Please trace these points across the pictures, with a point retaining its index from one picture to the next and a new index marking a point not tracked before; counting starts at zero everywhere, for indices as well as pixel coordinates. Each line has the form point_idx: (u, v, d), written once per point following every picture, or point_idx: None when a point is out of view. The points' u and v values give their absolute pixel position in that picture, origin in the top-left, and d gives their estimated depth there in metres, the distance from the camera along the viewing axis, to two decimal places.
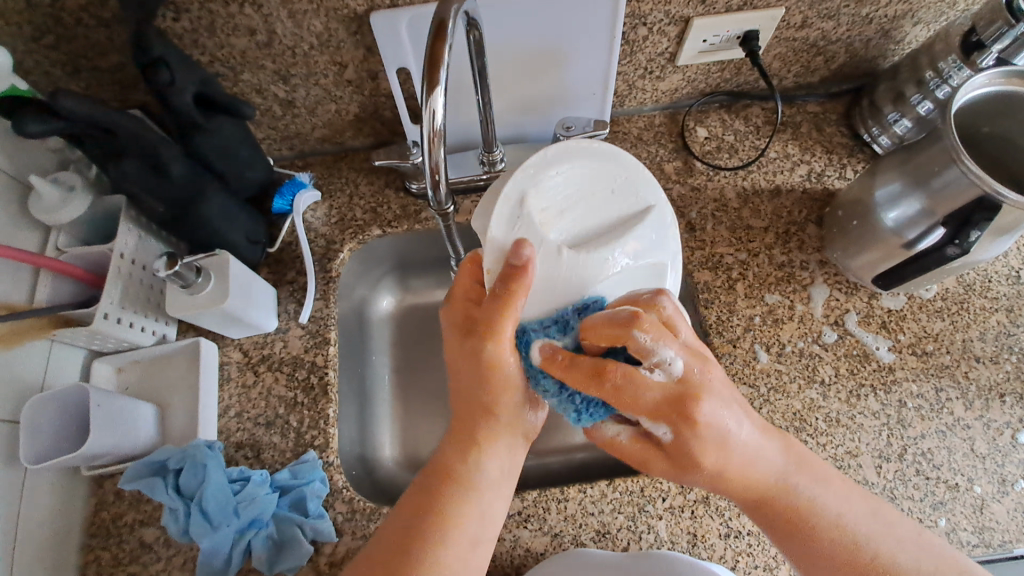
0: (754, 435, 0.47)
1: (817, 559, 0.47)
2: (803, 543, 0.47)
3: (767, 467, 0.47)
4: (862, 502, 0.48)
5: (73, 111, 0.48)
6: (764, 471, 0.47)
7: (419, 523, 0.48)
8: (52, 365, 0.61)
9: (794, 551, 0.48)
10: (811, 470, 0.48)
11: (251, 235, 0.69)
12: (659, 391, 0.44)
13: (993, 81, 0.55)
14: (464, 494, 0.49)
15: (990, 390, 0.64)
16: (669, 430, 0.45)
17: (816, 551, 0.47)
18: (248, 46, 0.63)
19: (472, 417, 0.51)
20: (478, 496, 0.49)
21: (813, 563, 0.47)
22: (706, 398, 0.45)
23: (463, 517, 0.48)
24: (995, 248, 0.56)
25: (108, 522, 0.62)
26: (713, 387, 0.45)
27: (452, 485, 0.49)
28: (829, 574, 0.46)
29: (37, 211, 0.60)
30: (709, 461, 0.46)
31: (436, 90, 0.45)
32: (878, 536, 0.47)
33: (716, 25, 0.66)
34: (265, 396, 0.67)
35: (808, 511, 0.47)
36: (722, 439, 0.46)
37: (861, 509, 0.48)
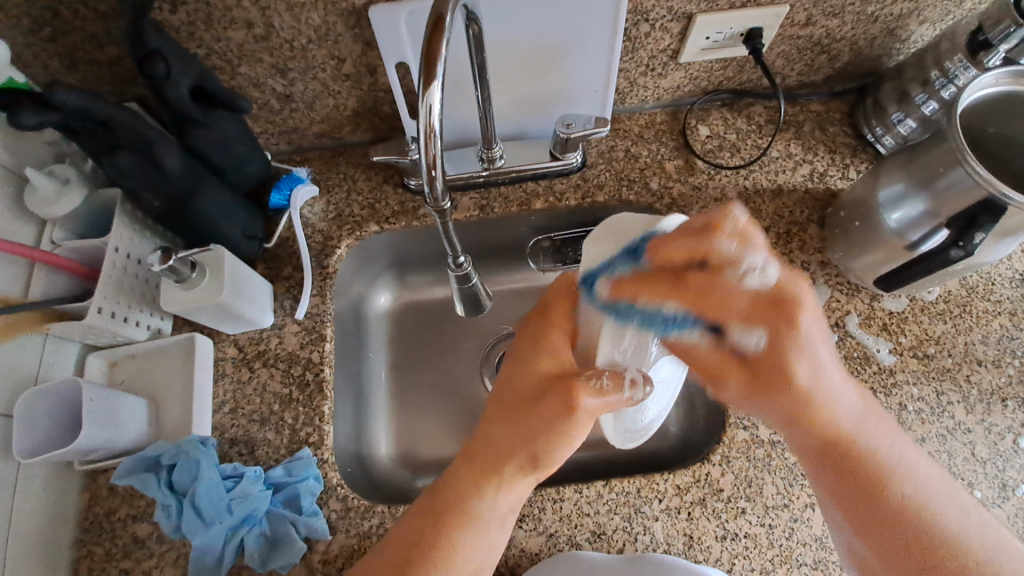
0: (837, 380, 0.51)
1: (880, 520, 0.47)
2: (873, 505, 0.47)
3: (842, 414, 0.50)
4: (934, 475, 0.49)
5: (66, 103, 0.48)
6: (843, 416, 0.50)
7: (434, 537, 0.48)
8: (45, 358, 0.61)
9: (862, 519, 0.48)
10: (880, 419, 0.51)
11: (247, 230, 0.69)
12: (765, 334, 0.50)
13: (998, 81, 0.54)
14: (477, 525, 0.50)
15: (992, 394, 0.63)
16: (766, 333, 0.50)
17: (878, 518, 0.47)
18: (246, 40, 0.62)
19: (514, 450, 0.52)
20: (486, 531, 0.50)
21: (877, 529, 0.47)
22: (803, 349, 0.49)
23: (470, 542, 0.49)
24: (999, 250, 0.55)
25: (101, 517, 0.62)
26: (810, 330, 0.49)
27: (470, 507, 0.50)
28: (888, 533, 0.47)
29: (32, 205, 0.60)
30: (802, 396, 0.50)
31: (432, 84, 0.44)
32: (943, 505, 0.47)
33: (719, 21, 0.65)
34: (260, 392, 0.66)
35: (880, 474, 0.48)
36: (802, 371, 0.50)
37: (932, 486, 0.48)
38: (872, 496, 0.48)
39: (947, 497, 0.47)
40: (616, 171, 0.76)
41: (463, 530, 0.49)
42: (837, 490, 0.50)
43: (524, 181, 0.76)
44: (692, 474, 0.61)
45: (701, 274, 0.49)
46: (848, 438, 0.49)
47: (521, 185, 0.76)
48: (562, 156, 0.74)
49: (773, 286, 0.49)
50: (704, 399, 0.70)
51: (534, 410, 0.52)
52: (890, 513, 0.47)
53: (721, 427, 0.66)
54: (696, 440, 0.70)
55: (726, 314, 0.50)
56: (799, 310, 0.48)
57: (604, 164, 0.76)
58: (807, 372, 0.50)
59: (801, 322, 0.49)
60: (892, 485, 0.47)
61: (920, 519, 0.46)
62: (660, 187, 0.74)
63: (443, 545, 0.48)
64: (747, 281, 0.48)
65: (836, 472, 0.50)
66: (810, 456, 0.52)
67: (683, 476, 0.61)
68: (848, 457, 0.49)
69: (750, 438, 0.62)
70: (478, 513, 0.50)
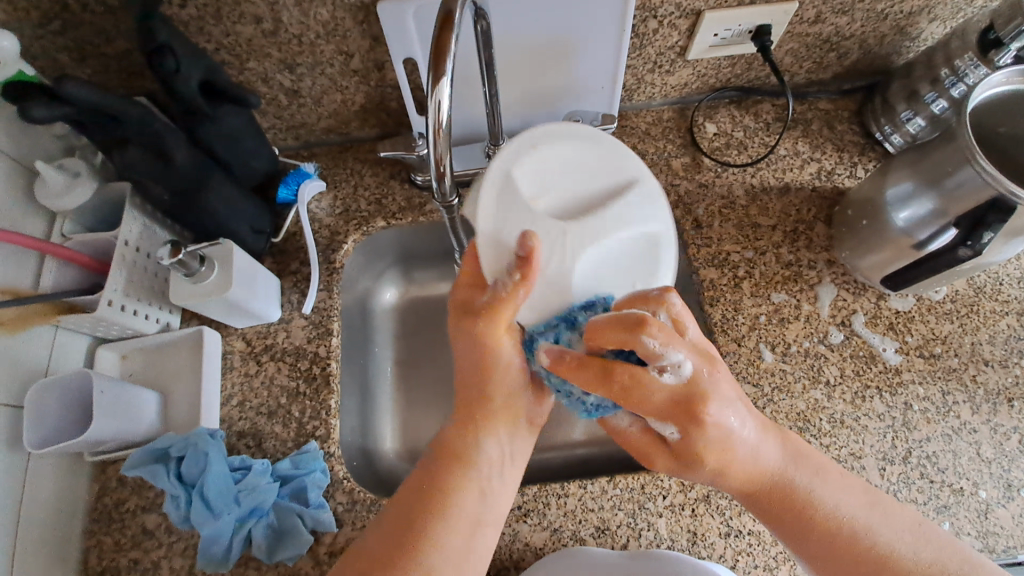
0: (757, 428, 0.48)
1: (829, 555, 0.46)
2: (798, 526, 0.47)
3: (765, 465, 0.48)
4: (860, 491, 0.48)
5: (78, 97, 0.48)
6: (767, 463, 0.48)
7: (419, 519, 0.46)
8: (56, 351, 0.62)
9: (801, 546, 0.47)
10: (789, 444, 0.49)
11: (255, 224, 0.69)
12: (675, 427, 0.46)
13: (1009, 80, 0.54)
14: (465, 477, 0.49)
15: (998, 394, 0.63)
16: (675, 429, 0.46)
17: (823, 551, 0.46)
18: (254, 35, 0.62)
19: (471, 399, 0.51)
20: (478, 484, 0.49)
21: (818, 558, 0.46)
22: (715, 429, 0.45)
23: (462, 498, 0.48)
24: (1008, 250, 0.55)
25: (111, 507, 0.63)
26: (722, 391, 0.46)
27: (449, 460, 0.49)
28: (831, 553, 0.45)
29: (42, 197, 0.60)
30: (720, 455, 0.46)
31: (441, 80, 0.44)
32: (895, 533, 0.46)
33: (728, 19, 0.65)
34: (267, 385, 0.67)
35: (803, 504, 0.47)
36: (734, 443, 0.46)
37: (853, 500, 0.47)
38: (805, 532, 0.47)
39: (876, 508, 0.47)
40: None
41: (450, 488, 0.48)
42: (775, 526, 0.49)
43: None
44: None
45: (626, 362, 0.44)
46: (771, 480, 0.48)
47: None
48: None
49: (688, 382, 0.45)
50: None
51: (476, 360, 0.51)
52: (824, 542, 0.46)
53: None
54: None
55: (646, 409, 0.45)
56: (708, 408, 0.45)
57: None
58: (716, 448, 0.46)
59: (706, 413, 0.45)
60: (816, 517, 0.46)
61: (855, 541, 0.45)
62: (667, 184, 0.74)
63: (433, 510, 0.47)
64: (666, 377, 0.45)
65: (764, 508, 0.49)
66: (750, 503, 0.50)
67: None
68: (768, 499, 0.48)
69: None
70: (463, 465, 0.49)
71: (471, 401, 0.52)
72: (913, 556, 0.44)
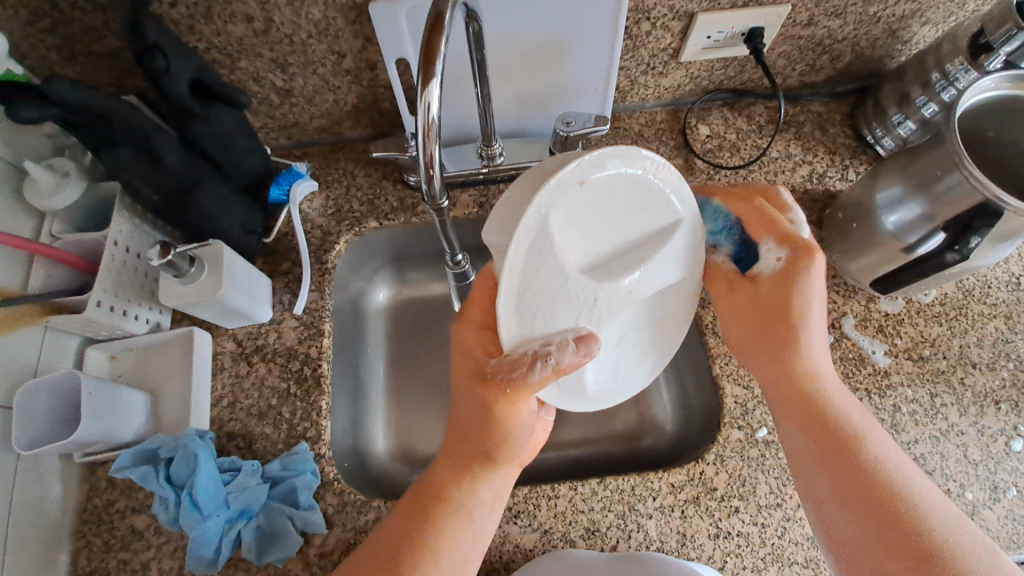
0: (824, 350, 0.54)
1: (848, 497, 0.47)
2: (839, 456, 0.48)
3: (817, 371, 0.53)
4: (885, 436, 0.49)
5: (66, 96, 0.48)
6: (829, 384, 0.52)
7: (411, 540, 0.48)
8: (45, 351, 0.61)
9: (832, 488, 0.48)
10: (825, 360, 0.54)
11: (247, 225, 0.69)
12: (779, 250, 0.53)
13: (998, 85, 0.54)
14: (453, 521, 0.50)
15: (985, 396, 0.63)
16: (785, 257, 0.53)
17: (854, 482, 0.47)
18: (246, 34, 0.62)
19: (471, 446, 0.53)
20: (465, 529, 0.50)
21: (835, 491, 0.47)
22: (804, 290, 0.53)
23: (449, 540, 0.49)
24: (996, 254, 0.56)
25: (99, 508, 0.62)
26: (817, 274, 0.52)
27: (443, 504, 0.50)
28: (860, 505, 0.46)
29: (31, 196, 0.59)
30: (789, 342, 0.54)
31: (431, 83, 0.44)
32: (912, 474, 0.46)
33: (721, 21, 0.65)
34: (258, 386, 0.67)
35: (836, 423, 0.50)
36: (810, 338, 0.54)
37: (881, 438, 0.49)
38: (837, 445, 0.49)
39: (904, 457, 0.48)
40: None
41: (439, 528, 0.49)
42: (807, 462, 0.50)
43: None
44: (686, 472, 0.61)
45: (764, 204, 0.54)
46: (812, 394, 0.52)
47: None
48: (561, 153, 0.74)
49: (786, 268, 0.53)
50: (700, 399, 0.70)
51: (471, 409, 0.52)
52: (853, 473, 0.47)
53: (716, 426, 0.66)
54: (691, 437, 0.70)
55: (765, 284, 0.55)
56: (811, 262, 0.52)
57: None
58: (816, 308, 0.53)
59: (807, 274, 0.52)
60: (853, 434, 0.49)
61: (874, 469, 0.47)
62: None
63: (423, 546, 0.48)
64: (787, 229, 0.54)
65: (805, 415, 0.51)
66: (783, 404, 0.53)
67: (677, 475, 0.61)
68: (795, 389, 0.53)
69: (744, 437, 0.63)
70: (455, 510, 0.51)
71: (469, 446, 0.53)
72: (925, 496, 0.45)
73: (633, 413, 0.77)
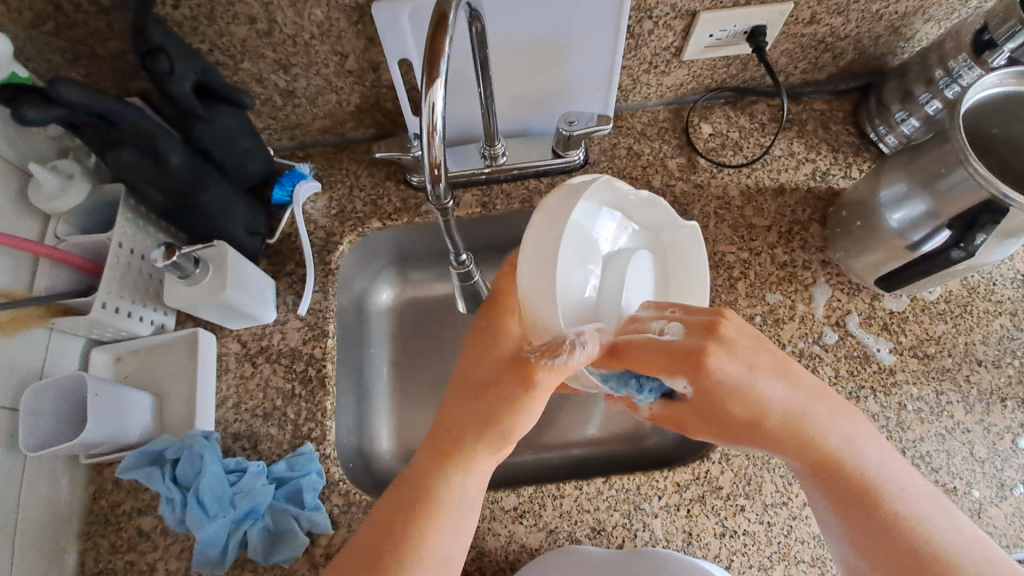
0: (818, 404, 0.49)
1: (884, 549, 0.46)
2: (866, 512, 0.47)
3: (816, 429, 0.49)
4: (923, 487, 0.48)
5: (71, 98, 0.48)
6: (832, 436, 0.49)
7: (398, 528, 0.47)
8: (51, 353, 0.61)
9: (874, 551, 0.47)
10: (835, 409, 0.50)
11: (250, 225, 0.69)
12: (687, 382, 0.48)
13: (1003, 81, 0.54)
14: (444, 507, 0.48)
15: (991, 394, 0.63)
16: (688, 382, 0.48)
17: (889, 542, 0.46)
18: (249, 35, 0.62)
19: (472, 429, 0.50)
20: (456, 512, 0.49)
21: (866, 534, 0.47)
22: (730, 391, 0.48)
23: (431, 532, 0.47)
24: (1002, 251, 0.55)
25: (106, 509, 0.62)
26: (721, 365, 0.47)
27: (426, 501, 0.48)
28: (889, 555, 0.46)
29: (36, 199, 0.60)
30: (788, 424, 0.49)
31: (436, 83, 0.44)
32: (940, 524, 0.46)
33: (723, 19, 0.65)
34: (263, 386, 0.67)
35: (861, 476, 0.48)
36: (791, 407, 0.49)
37: (906, 483, 0.48)
38: (863, 506, 0.47)
39: (933, 502, 0.47)
40: (619, 168, 0.76)
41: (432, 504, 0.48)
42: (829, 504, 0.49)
43: (526, 178, 0.77)
44: (692, 471, 0.61)
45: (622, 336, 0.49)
46: (841, 458, 0.48)
47: (523, 182, 0.77)
48: (564, 153, 0.74)
49: (685, 337, 0.48)
50: None
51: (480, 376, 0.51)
52: (887, 534, 0.46)
53: None
54: (696, 436, 0.70)
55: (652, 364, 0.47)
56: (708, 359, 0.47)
57: (607, 161, 0.76)
58: (742, 406, 0.48)
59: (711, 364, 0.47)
60: (873, 486, 0.47)
61: (904, 524, 0.46)
62: (663, 184, 0.74)
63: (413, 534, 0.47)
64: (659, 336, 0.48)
65: (838, 489, 0.48)
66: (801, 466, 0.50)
67: (682, 474, 0.61)
68: (825, 460, 0.48)
69: None
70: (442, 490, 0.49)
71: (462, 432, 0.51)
72: (952, 549, 0.45)
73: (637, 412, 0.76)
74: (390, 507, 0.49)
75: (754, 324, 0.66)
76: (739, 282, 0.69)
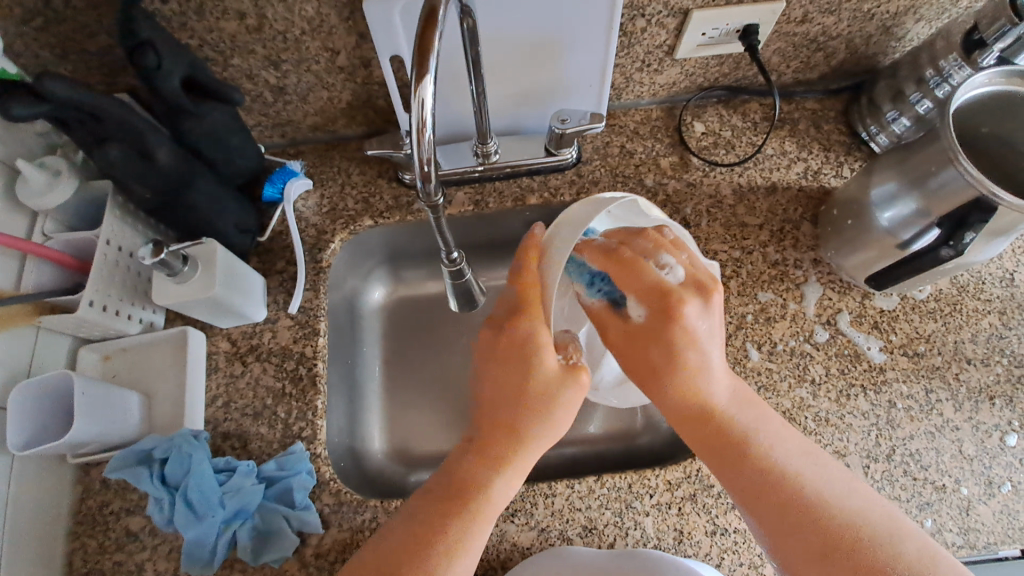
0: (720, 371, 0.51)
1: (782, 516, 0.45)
2: (738, 469, 0.48)
3: (714, 398, 0.51)
4: (799, 450, 0.49)
5: (57, 93, 0.48)
6: (714, 396, 0.51)
7: (428, 534, 0.47)
8: (37, 351, 0.61)
9: (766, 519, 0.46)
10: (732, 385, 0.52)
11: (240, 223, 0.68)
12: (645, 313, 0.52)
13: (992, 80, 0.54)
14: (485, 508, 0.49)
15: (980, 391, 0.64)
16: (645, 311, 0.52)
17: (774, 504, 0.46)
18: (238, 31, 0.62)
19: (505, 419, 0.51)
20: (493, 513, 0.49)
21: (755, 500, 0.47)
22: (688, 340, 0.50)
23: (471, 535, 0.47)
24: (990, 249, 0.56)
25: (93, 510, 0.62)
26: (698, 325, 0.50)
27: (473, 492, 0.49)
28: (775, 517, 0.45)
29: (23, 196, 0.59)
30: (676, 376, 0.51)
31: (425, 79, 0.44)
32: (842, 491, 0.46)
33: (715, 18, 0.65)
34: (253, 385, 0.66)
35: (741, 440, 0.49)
36: (696, 365, 0.50)
37: (791, 446, 0.49)
38: (735, 464, 0.48)
39: (809, 461, 0.48)
40: (611, 167, 0.75)
41: (473, 507, 0.48)
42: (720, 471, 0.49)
43: (519, 176, 0.76)
44: (683, 470, 0.61)
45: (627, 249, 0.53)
46: (721, 421, 0.50)
47: (516, 180, 0.76)
48: (557, 152, 0.74)
49: (678, 284, 0.51)
50: None
51: (509, 384, 0.51)
52: (772, 498, 0.46)
53: None
54: None
55: (629, 285, 0.52)
56: (683, 309, 0.50)
57: (599, 160, 0.76)
58: (695, 357, 0.50)
59: (683, 313, 0.50)
60: (754, 448, 0.48)
61: (784, 483, 0.46)
62: (655, 183, 0.74)
63: (456, 536, 0.47)
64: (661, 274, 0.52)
65: (719, 454, 0.49)
66: (685, 428, 0.51)
67: (674, 472, 0.61)
68: (703, 420, 0.50)
69: None
70: (483, 492, 0.49)
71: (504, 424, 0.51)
72: (842, 508, 0.44)
73: (629, 411, 0.76)
74: (419, 512, 0.49)
75: (746, 323, 0.66)
76: (731, 281, 0.69)
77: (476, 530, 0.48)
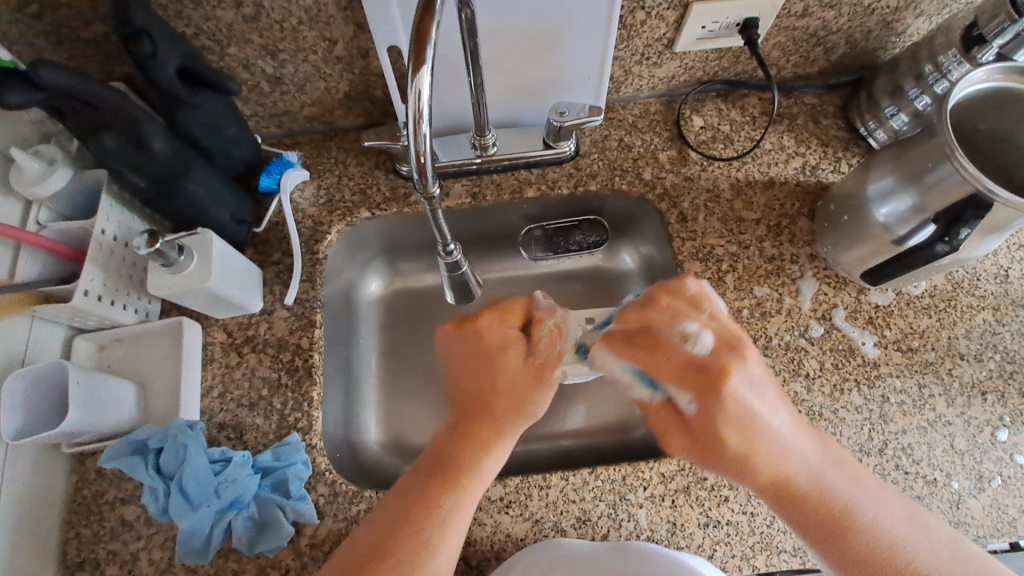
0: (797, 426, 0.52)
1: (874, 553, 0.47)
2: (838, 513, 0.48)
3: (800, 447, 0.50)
4: (899, 507, 0.49)
5: (52, 81, 0.47)
6: (796, 464, 0.50)
7: (430, 499, 0.50)
8: (32, 341, 0.60)
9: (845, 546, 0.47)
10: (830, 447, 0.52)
11: (236, 214, 0.68)
12: (693, 399, 0.52)
13: (990, 77, 0.54)
14: (472, 482, 0.51)
15: (973, 387, 0.64)
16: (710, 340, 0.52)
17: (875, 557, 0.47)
18: (235, 19, 0.61)
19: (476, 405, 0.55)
20: (480, 484, 0.52)
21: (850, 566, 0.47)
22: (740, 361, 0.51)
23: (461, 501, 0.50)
24: (985, 246, 0.56)
25: (89, 499, 0.62)
26: (738, 385, 0.50)
27: (453, 475, 0.51)
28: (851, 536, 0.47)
29: (18, 184, 0.59)
30: (744, 461, 0.50)
31: (422, 69, 0.44)
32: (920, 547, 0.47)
33: (716, 11, 0.65)
34: (248, 376, 0.66)
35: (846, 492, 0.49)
36: (754, 439, 0.50)
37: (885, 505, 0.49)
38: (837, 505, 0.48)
39: (909, 528, 0.48)
40: (609, 161, 0.75)
41: (462, 486, 0.51)
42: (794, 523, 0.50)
43: (517, 169, 0.76)
44: (677, 462, 0.62)
45: (650, 338, 0.54)
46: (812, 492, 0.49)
47: (514, 172, 0.76)
48: (555, 145, 0.74)
49: (710, 354, 0.51)
50: None
51: (493, 377, 0.55)
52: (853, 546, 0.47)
53: None
54: None
55: (664, 376, 0.53)
56: (729, 381, 0.50)
57: (597, 153, 0.76)
58: (737, 435, 0.50)
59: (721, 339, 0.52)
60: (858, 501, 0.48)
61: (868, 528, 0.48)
62: (653, 177, 0.74)
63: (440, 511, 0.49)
64: (689, 346, 0.52)
65: (796, 519, 0.49)
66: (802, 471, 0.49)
67: (668, 465, 0.62)
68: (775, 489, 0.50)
69: None
70: (471, 468, 0.52)
71: (473, 409, 0.55)
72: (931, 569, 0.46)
73: (625, 403, 0.77)
74: (414, 490, 0.50)
75: (741, 317, 0.67)
76: (727, 275, 0.69)
77: (467, 501, 0.51)
